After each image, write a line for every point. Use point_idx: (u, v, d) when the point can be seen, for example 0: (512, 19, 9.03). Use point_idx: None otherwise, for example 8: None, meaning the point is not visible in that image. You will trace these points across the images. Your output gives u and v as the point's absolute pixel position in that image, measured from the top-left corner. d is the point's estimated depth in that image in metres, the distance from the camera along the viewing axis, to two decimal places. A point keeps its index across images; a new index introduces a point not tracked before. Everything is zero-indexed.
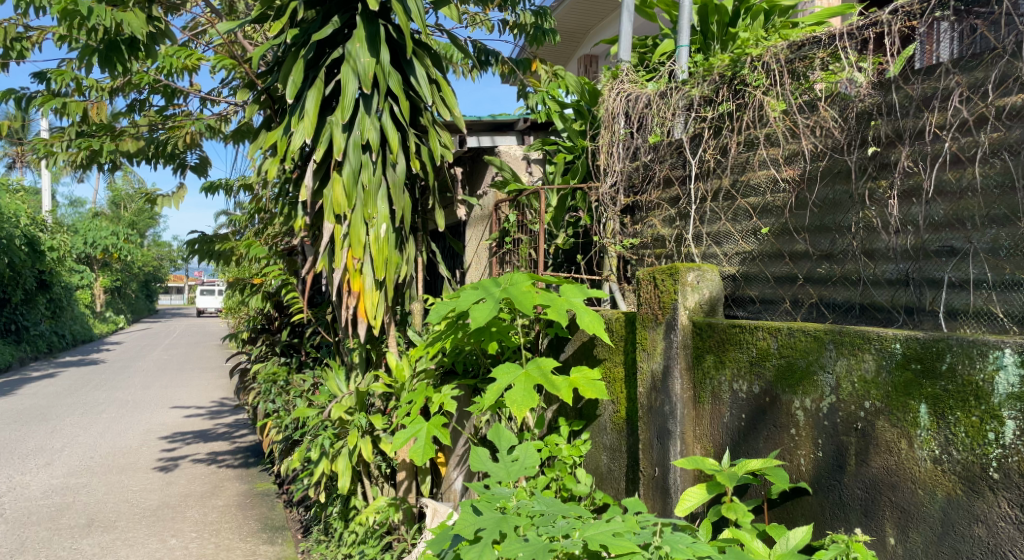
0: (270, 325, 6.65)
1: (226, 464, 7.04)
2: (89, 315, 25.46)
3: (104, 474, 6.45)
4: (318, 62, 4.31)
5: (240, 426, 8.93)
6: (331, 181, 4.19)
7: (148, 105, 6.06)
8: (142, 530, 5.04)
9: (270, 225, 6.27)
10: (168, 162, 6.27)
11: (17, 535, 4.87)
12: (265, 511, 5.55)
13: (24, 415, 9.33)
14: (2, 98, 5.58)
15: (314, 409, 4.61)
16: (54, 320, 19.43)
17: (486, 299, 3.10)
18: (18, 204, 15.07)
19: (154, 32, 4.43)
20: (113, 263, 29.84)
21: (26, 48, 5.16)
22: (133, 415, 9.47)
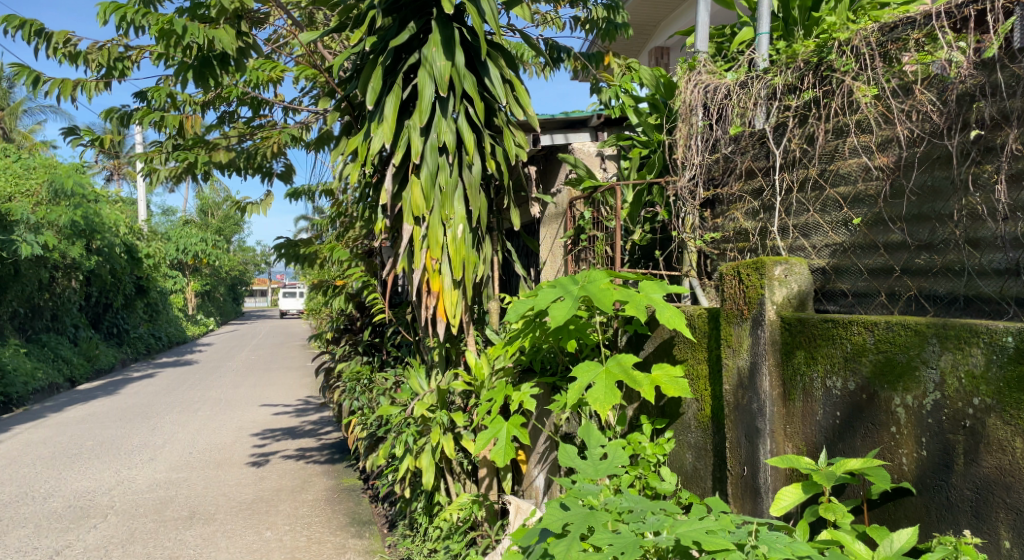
0: (352, 325, 6.85)
1: (313, 460, 7.29)
2: (182, 318, 26.89)
3: (202, 470, 6.80)
4: (395, 68, 4.42)
5: (325, 423, 9.24)
6: (409, 184, 4.29)
7: (236, 117, 6.34)
8: (239, 523, 5.29)
9: (350, 228, 6.47)
10: (256, 171, 6.56)
11: (128, 526, 5.20)
12: (352, 506, 5.72)
13: (128, 413, 9.94)
14: (105, 116, 5.95)
15: (397, 407, 4.73)
16: (151, 323, 20.60)
17: (564, 297, 3.11)
18: (118, 215, 16.06)
19: (243, 47, 4.64)
20: (203, 268, 31.39)
21: (127, 67, 5.45)
22: (226, 413, 9.95)
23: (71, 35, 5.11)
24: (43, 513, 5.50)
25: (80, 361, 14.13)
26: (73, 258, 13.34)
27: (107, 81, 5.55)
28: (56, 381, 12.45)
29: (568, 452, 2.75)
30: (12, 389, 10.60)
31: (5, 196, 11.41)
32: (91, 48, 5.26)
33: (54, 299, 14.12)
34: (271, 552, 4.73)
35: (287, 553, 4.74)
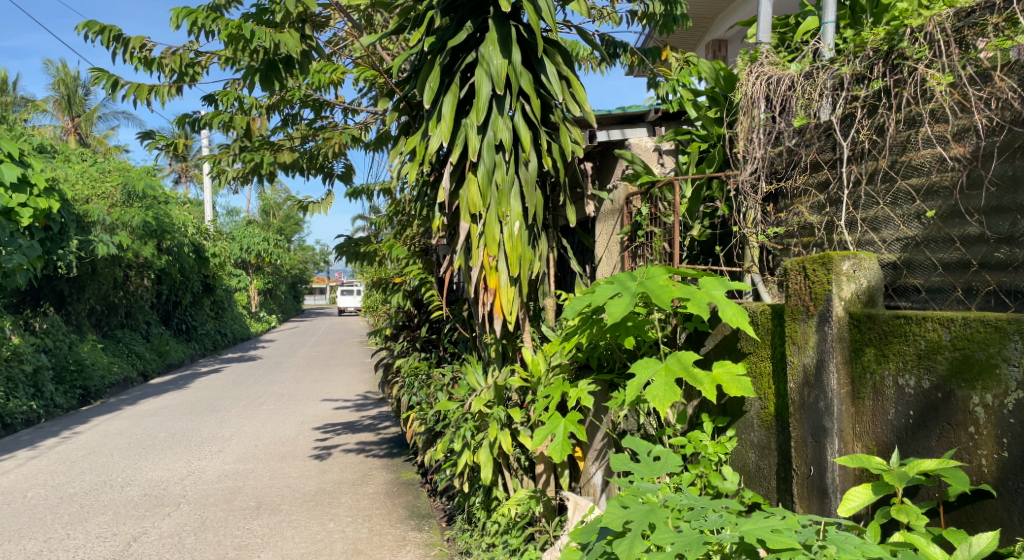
0: (410, 322, 6.94)
1: (373, 454, 7.44)
2: (246, 315, 27.78)
3: (268, 462, 7.02)
4: (452, 67, 4.46)
5: (383, 417, 9.40)
6: (466, 182, 4.34)
7: (299, 119, 6.51)
8: (303, 514, 5.44)
9: (408, 226, 6.57)
10: (318, 172, 6.72)
11: (199, 514, 5.41)
12: (411, 499, 5.82)
13: (197, 407, 10.32)
14: (177, 120, 6.19)
15: (455, 402, 4.78)
16: (218, 320, 21.35)
17: (623, 294, 3.10)
18: (187, 216, 16.69)
19: (307, 49, 4.77)
20: (265, 266, 32.33)
21: (197, 72, 5.68)
22: (289, 407, 10.23)
23: (146, 41, 5.34)
24: (121, 500, 5.77)
25: (152, 356, 14.75)
26: (146, 257, 13.92)
27: (179, 86, 5.77)
28: (130, 375, 13.02)
29: (622, 456, 2.74)
30: (91, 382, 11.14)
31: (83, 199, 11.97)
32: (164, 53, 5.48)
33: (128, 296, 14.75)
34: (335, 543, 4.85)
35: (349, 543, 4.85)
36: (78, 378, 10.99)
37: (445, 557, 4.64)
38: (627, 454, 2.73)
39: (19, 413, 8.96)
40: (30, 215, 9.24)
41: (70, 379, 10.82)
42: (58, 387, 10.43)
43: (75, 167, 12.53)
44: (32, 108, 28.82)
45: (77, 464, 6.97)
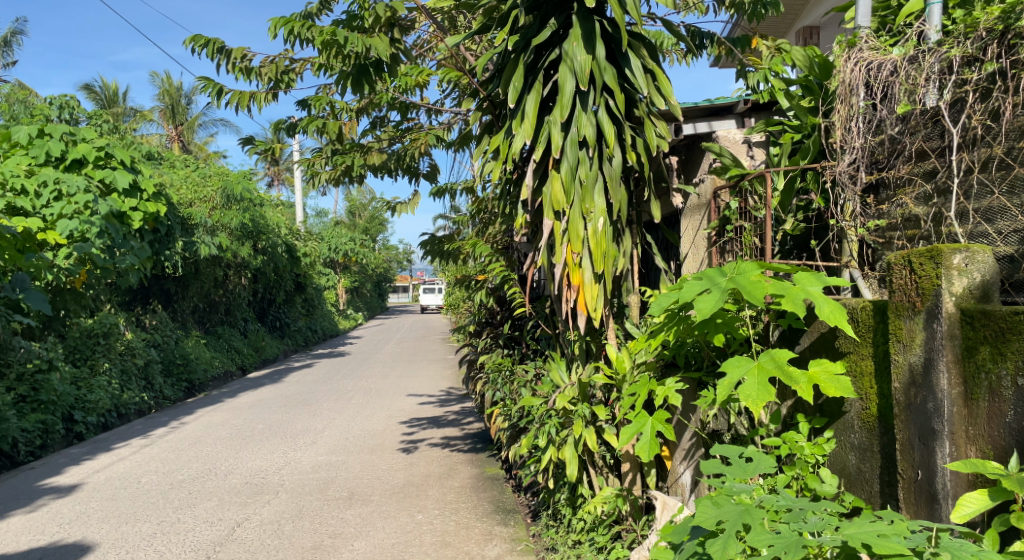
0: (493, 319, 7.01)
1: (457, 449, 7.56)
2: (334, 313, 28.80)
3: (358, 454, 7.26)
4: (536, 65, 4.47)
5: (467, 413, 9.54)
6: (550, 179, 4.34)
7: (386, 121, 6.68)
8: (393, 506, 5.59)
9: (491, 224, 6.64)
10: (404, 172, 6.89)
11: (296, 503, 5.65)
12: (496, 494, 5.88)
13: (291, 400, 10.77)
14: (274, 126, 6.47)
15: (539, 398, 4.80)
16: (309, 317, 22.21)
17: (712, 290, 3.04)
18: (280, 217, 17.46)
19: (395, 53, 4.85)
20: (352, 265, 33.42)
21: (292, 80, 5.92)
22: (376, 401, 10.54)
23: (247, 52, 5.62)
24: (225, 487, 6.09)
25: (249, 352, 15.49)
26: (243, 257, 14.65)
27: (275, 93, 6.04)
28: (230, 369, 13.73)
29: (711, 458, 2.69)
30: (195, 376, 11.81)
31: (187, 202, 12.69)
32: (263, 62, 5.76)
33: (228, 295, 15.54)
34: (424, 535, 4.96)
35: (438, 535, 4.96)
36: (183, 372, 11.66)
37: (531, 553, 4.66)
38: (717, 457, 2.67)
39: (132, 404, 9.59)
40: (140, 218, 9.89)
41: (176, 372, 11.50)
42: (166, 380, 11.11)
43: (179, 173, 13.29)
44: (141, 118, 30.77)
45: (185, 452, 7.40)
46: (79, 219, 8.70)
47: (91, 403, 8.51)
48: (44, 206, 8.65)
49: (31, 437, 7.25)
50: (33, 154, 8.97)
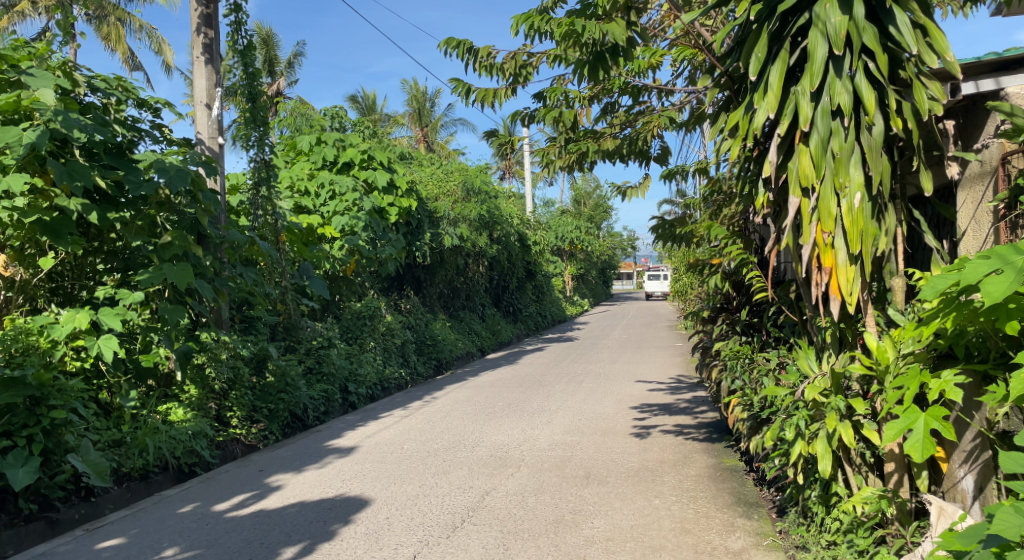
0: (729, 304, 6.65)
1: (692, 437, 7.40)
2: (562, 299, 29.82)
3: (592, 436, 7.43)
4: (781, 33, 4.21)
5: (700, 401, 9.31)
6: (797, 153, 4.07)
7: (617, 106, 6.72)
8: (629, 489, 5.64)
9: (725, 205, 6.41)
10: (637, 156, 6.90)
11: (538, 477, 5.95)
12: (736, 486, 5.68)
13: (526, 381, 11.32)
14: (513, 118, 6.81)
15: (785, 388, 4.53)
16: (540, 303, 23.18)
17: (1003, 271, 2.65)
18: (512, 208, 18.45)
19: (633, 35, 4.87)
20: (578, 254, 34.23)
21: (530, 73, 6.20)
22: (607, 386, 10.69)
23: (491, 50, 5.99)
24: (474, 458, 6.58)
25: (487, 334, 16.56)
26: (481, 246, 15.68)
27: (514, 87, 6.36)
28: (471, 350, 14.80)
29: (1010, 456, 2.42)
30: (443, 355, 12.90)
31: (433, 197, 13.89)
32: (505, 59, 6.09)
33: (467, 282, 16.76)
34: (662, 520, 4.95)
35: (677, 522, 4.92)
36: (433, 351, 12.79)
37: (779, 550, 4.44)
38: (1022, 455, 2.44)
39: (392, 378, 10.74)
40: (395, 212, 11.07)
41: (427, 351, 12.66)
42: (419, 358, 12.29)
43: (427, 170, 14.58)
44: (393, 123, 34.20)
45: (437, 424, 8.13)
46: (349, 216, 10.07)
47: (361, 376, 9.64)
48: (322, 205, 10.16)
49: (317, 404, 8.41)
50: (313, 160, 10.60)
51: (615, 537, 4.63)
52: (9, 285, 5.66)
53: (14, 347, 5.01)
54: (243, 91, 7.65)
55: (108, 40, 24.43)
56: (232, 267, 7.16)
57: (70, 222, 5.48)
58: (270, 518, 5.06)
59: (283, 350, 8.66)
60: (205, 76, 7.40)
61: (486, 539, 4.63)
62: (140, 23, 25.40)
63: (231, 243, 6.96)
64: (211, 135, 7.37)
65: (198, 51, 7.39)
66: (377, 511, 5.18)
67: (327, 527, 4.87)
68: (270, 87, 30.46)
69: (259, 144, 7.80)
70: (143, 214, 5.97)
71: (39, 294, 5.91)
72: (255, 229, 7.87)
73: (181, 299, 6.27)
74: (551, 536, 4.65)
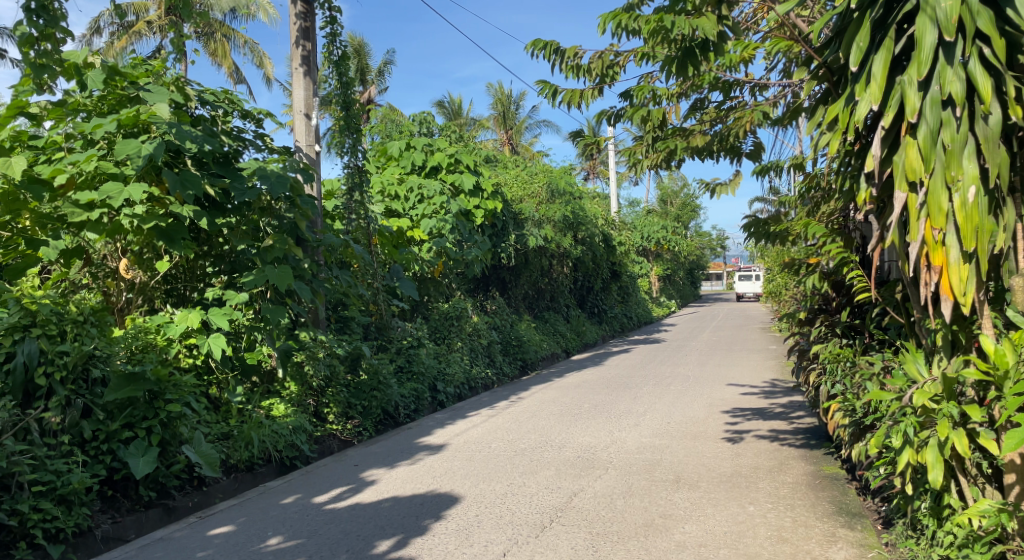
0: (828, 306, 6.40)
1: (788, 443, 7.14)
2: (648, 300, 29.44)
3: (682, 440, 7.28)
4: (886, 20, 4.00)
5: (797, 407, 8.96)
6: (904, 146, 3.86)
7: (707, 103, 6.56)
8: (723, 494, 5.50)
9: (823, 202, 6.16)
10: (728, 153, 6.72)
11: (627, 480, 5.88)
12: (837, 495, 5.44)
13: (613, 383, 11.23)
14: (599, 118, 6.77)
15: (890, 393, 4.30)
16: (625, 304, 22.94)
17: None
18: (597, 209, 18.36)
19: (725, 30, 4.74)
20: (664, 254, 33.68)
21: (617, 72, 6.15)
22: (697, 389, 10.45)
23: (578, 51, 5.98)
24: (561, 459, 6.58)
25: (573, 336, 16.53)
26: (566, 247, 15.68)
27: (601, 87, 6.33)
28: (556, 352, 14.82)
29: None
30: (528, 355, 12.97)
31: (519, 199, 14.00)
32: (591, 60, 6.08)
33: (552, 283, 16.79)
34: (758, 527, 4.80)
35: (774, 530, 4.76)
36: (518, 352, 12.88)
37: None
38: None
39: (479, 378, 10.88)
40: (481, 214, 11.24)
41: (512, 351, 12.77)
42: (505, 358, 12.41)
43: (511, 172, 14.70)
44: (478, 127, 34.68)
45: (524, 425, 8.18)
46: (437, 218, 10.31)
47: (450, 375, 9.81)
48: (411, 208, 10.45)
49: (408, 402, 8.63)
50: (403, 165, 10.91)
51: (707, 543, 4.53)
52: (130, 286, 6.25)
53: (134, 344, 5.42)
54: (338, 100, 7.95)
55: (215, 56, 25.92)
56: (329, 269, 7.45)
57: (182, 228, 5.84)
58: (366, 512, 5.23)
59: (375, 349, 8.95)
60: (303, 87, 7.72)
61: (575, 540, 4.62)
62: (243, 39, 26.85)
63: (327, 246, 7.25)
64: (309, 143, 7.69)
65: (297, 63, 7.73)
66: (466, 509, 5.27)
67: (419, 522, 4.99)
68: (362, 96, 31.56)
69: (353, 150, 8.08)
70: (247, 219, 6.31)
71: (156, 295, 6.38)
72: (349, 233, 8.15)
73: (281, 300, 6.58)
74: (641, 540, 4.59)
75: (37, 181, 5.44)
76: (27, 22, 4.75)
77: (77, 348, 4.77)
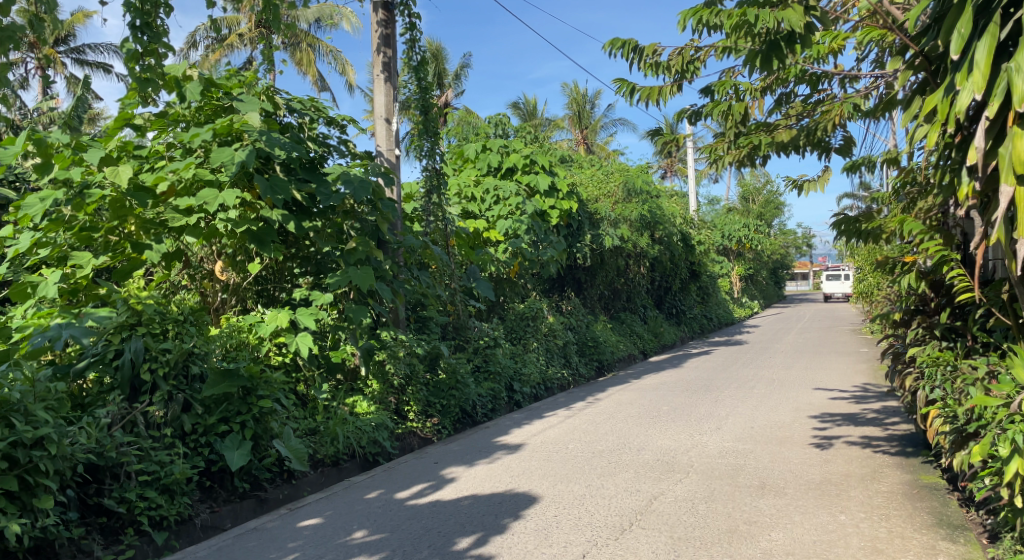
0: (925, 307, 6.07)
1: (882, 450, 6.81)
2: (729, 301, 28.70)
3: (767, 445, 7.06)
4: (990, 5, 3.74)
5: (891, 412, 8.53)
6: (1011, 137, 3.60)
7: (793, 96, 6.35)
8: (811, 502, 5.30)
9: (920, 198, 5.85)
10: (815, 147, 6.47)
11: (709, 485, 5.75)
12: (937, 506, 5.15)
13: (692, 385, 11.00)
14: (678, 115, 6.65)
15: (997, 399, 4.05)
16: (704, 305, 22.43)
17: None
18: (675, 208, 18.03)
19: (812, 20, 4.56)
20: (745, 253, 32.74)
21: (697, 68, 6.03)
22: (782, 393, 10.10)
23: (656, 48, 5.90)
24: (640, 462, 6.50)
25: (650, 337, 16.29)
26: (643, 246, 15.48)
27: (680, 84, 6.21)
28: (633, 353, 14.66)
29: None
30: (604, 356, 12.86)
31: (594, 198, 13.97)
32: (671, 56, 5.98)
33: (629, 283, 16.63)
34: (850, 537, 4.60)
35: (866, 540, 4.56)
36: (594, 352, 12.80)
37: None
38: None
39: (555, 379, 10.87)
40: (557, 215, 11.23)
41: (588, 352, 12.70)
42: (581, 359, 12.35)
43: (587, 172, 14.64)
44: (554, 127, 34.68)
45: (602, 426, 8.12)
46: (513, 219, 10.35)
47: (526, 376, 9.85)
48: (487, 210, 10.56)
49: (485, 401, 8.72)
50: (479, 167, 11.05)
51: (795, 552, 4.37)
52: (225, 287, 6.61)
53: (229, 343, 5.69)
54: (417, 104, 8.12)
55: (300, 64, 26.88)
56: (409, 270, 7.62)
57: (272, 231, 6.09)
58: (446, 509, 5.32)
59: (453, 349, 9.10)
60: (383, 93, 7.92)
61: (655, 544, 4.56)
62: (327, 48, 27.75)
63: (406, 248, 7.40)
64: (389, 147, 7.89)
65: (378, 70, 7.93)
66: (545, 509, 5.27)
67: (499, 521, 5.03)
68: (440, 99, 32.08)
69: (431, 153, 8.22)
70: (331, 223, 6.52)
71: (248, 295, 6.72)
72: (427, 235, 8.31)
73: (364, 300, 6.76)
74: (724, 546, 4.48)
75: (142, 189, 5.74)
76: (133, 38, 5.06)
77: (178, 346, 5.06)
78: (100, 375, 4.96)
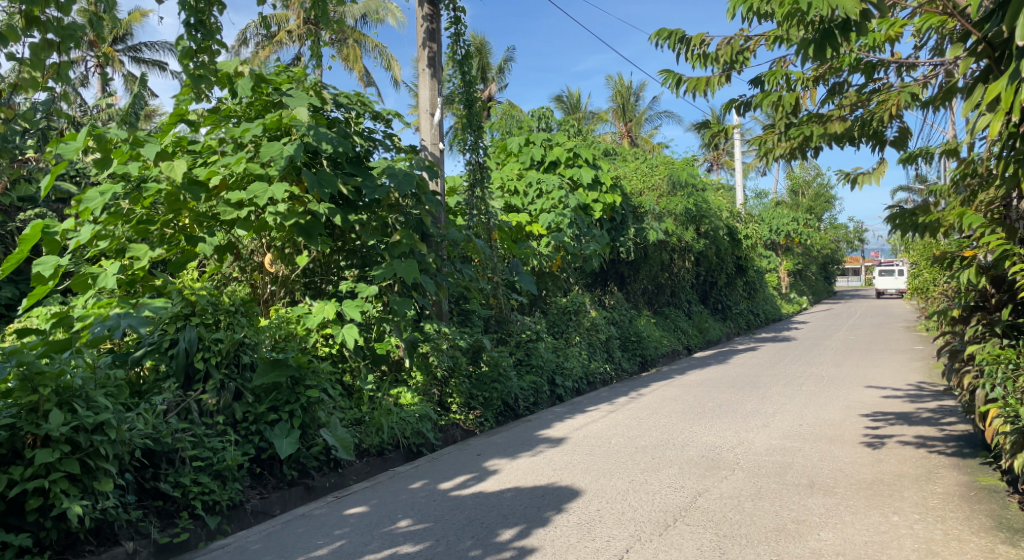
0: (985, 303, 5.86)
1: (937, 450, 6.60)
2: (776, 296, 28.12)
3: (816, 443, 6.91)
4: None
5: (947, 412, 8.26)
6: None
7: (846, 86, 6.17)
8: (862, 502, 5.18)
9: (980, 190, 5.63)
10: (868, 138, 6.29)
11: (756, 483, 5.66)
12: (996, 509, 4.97)
13: (738, 382, 10.84)
14: (726, 107, 6.53)
15: None
16: (750, 300, 22.04)
17: None
18: (721, 201, 17.74)
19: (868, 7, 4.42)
20: (794, 248, 32.03)
21: (747, 58, 5.91)
22: (832, 391, 9.86)
23: (704, 38, 5.80)
24: (685, 458, 6.43)
25: (694, 332, 16.08)
26: (689, 241, 15.28)
27: (729, 75, 6.10)
28: (677, 348, 14.50)
29: None
30: (647, 351, 12.74)
31: (637, 192, 13.85)
32: (719, 46, 5.87)
33: (672, 278, 16.45)
34: (903, 539, 4.48)
35: (920, 542, 4.43)
36: (638, 347, 12.69)
37: None
38: None
39: (598, 374, 10.82)
40: (601, 208, 11.17)
41: (632, 347, 12.60)
42: (624, 353, 12.27)
43: (631, 165, 14.53)
44: (598, 120, 34.42)
45: (645, 422, 8.05)
46: (556, 213, 10.32)
47: (568, 370, 9.83)
48: (530, 203, 10.56)
49: (527, 395, 8.73)
50: (522, 160, 11.05)
51: (845, 552, 4.27)
52: (274, 279, 6.82)
53: (278, 334, 5.82)
54: (461, 98, 8.15)
55: (347, 61, 27.14)
56: (453, 263, 7.67)
57: (319, 224, 6.19)
58: (489, 500, 5.35)
59: (496, 342, 9.13)
60: (428, 87, 7.98)
61: (700, 540, 4.51)
62: (373, 44, 27.97)
63: (450, 241, 7.45)
64: (434, 141, 7.94)
65: (423, 64, 8.00)
66: (588, 503, 5.26)
67: (542, 513, 5.04)
68: (484, 93, 32.09)
69: (475, 147, 8.25)
70: (377, 216, 6.60)
71: (296, 287, 6.85)
72: (471, 228, 8.35)
73: (409, 292, 6.83)
74: (771, 545, 4.41)
75: (195, 183, 5.91)
76: (187, 36, 5.19)
77: (230, 336, 5.23)
78: (156, 364, 5.11)
